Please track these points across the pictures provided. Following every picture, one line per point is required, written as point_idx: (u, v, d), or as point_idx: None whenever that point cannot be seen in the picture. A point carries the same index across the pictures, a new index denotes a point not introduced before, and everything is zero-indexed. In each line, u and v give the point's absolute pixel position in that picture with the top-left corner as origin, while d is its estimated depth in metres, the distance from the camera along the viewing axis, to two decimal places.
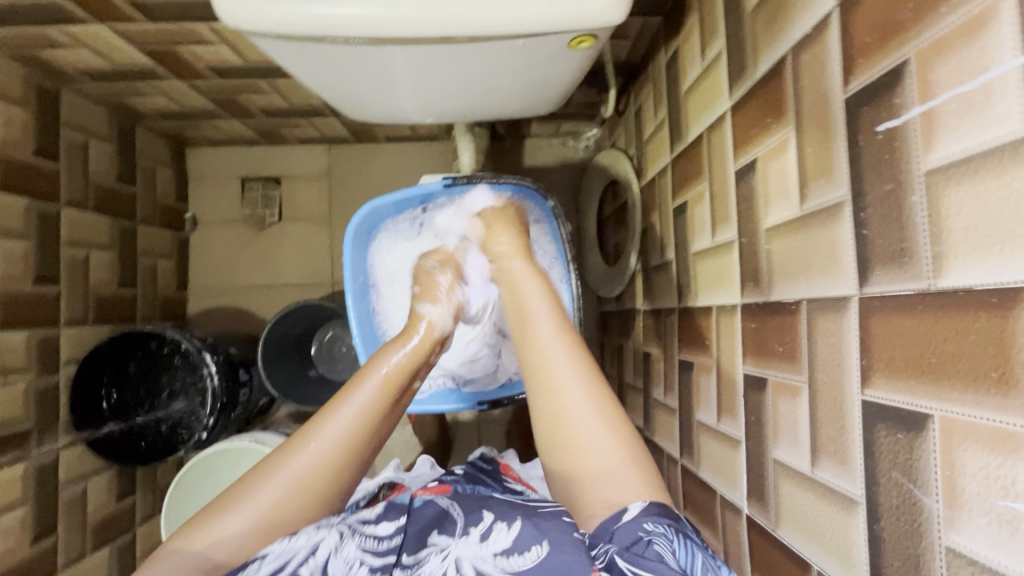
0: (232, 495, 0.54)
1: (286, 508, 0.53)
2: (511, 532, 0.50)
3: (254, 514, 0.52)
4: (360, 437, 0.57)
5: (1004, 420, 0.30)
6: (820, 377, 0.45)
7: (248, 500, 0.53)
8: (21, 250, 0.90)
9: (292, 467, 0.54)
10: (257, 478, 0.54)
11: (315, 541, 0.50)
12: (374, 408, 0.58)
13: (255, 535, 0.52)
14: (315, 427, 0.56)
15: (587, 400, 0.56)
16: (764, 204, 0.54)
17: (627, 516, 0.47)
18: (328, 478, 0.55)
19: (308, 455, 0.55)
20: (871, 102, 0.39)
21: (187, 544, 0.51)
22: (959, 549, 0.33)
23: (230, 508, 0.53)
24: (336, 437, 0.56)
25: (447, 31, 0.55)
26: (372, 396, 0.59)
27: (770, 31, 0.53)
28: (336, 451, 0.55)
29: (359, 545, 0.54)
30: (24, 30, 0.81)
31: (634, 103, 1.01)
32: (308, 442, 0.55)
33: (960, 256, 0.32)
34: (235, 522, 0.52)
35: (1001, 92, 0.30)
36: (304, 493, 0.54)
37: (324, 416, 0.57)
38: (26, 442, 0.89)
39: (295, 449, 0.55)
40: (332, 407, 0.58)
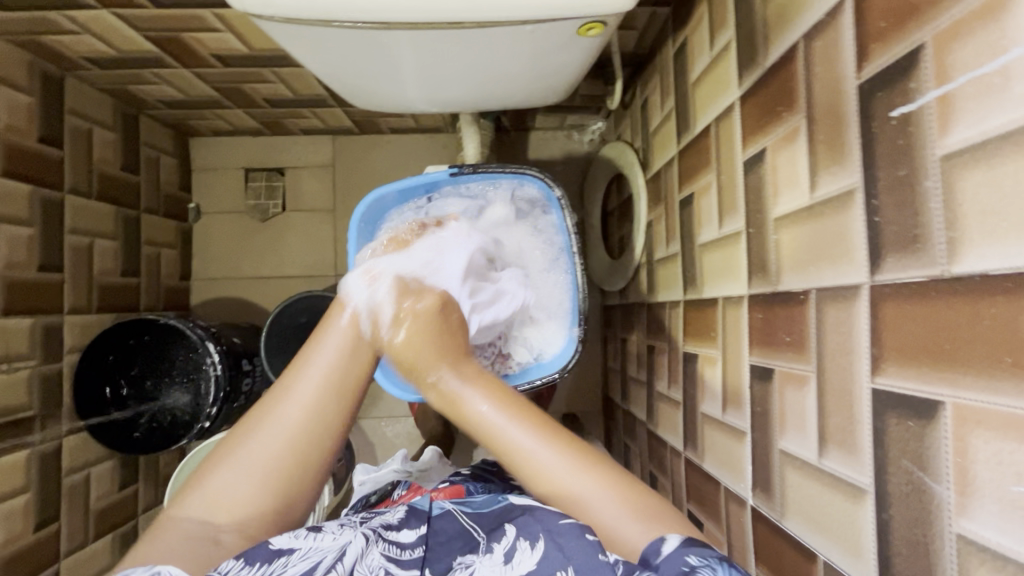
0: (224, 451, 0.51)
1: (282, 451, 0.51)
2: (535, 553, 0.50)
3: (250, 468, 0.50)
4: (346, 384, 0.56)
5: (1019, 406, 0.29)
6: (829, 366, 0.44)
7: (239, 455, 0.50)
8: (26, 237, 0.91)
9: (278, 415, 0.52)
10: (246, 430, 0.52)
11: (342, 545, 0.49)
12: (354, 347, 0.58)
13: (251, 490, 0.49)
14: (295, 375, 0.55)
15: (560, 457, 0.52)
16: (773, 194, 0.54)
17: (667, 549, 0.43)
18: (315, 423, 0.53)
19: (296, 399, 0.53)
20: (885, 87, 0.39)
21: (181, 510, 0.48)
22: (969, 535, 0.32)
23: (223, 463, 0.50)
24: (317, 384, 0.54)
25: (456, 16, 0.55)
26: (344, 346, 0.58)
27: (781, 19, 0.52)
28: (321, 395, 0.54)
29: (382, 552, 0.52)
30: (29, 15, 0.80)
31: (641, 95, 1.00)
32: (295, 388, 0.54)
33: (974, 241, 0.32)
34: (229, 478, 0.49)
35: (1020, 74, 0.29)
36: (295, 439, 0.52)
37: (302, 364, 0.56)
38: (29, 428, 0.90)
39: (282, 395, 0.53)
40: (306, 356, 0.57)
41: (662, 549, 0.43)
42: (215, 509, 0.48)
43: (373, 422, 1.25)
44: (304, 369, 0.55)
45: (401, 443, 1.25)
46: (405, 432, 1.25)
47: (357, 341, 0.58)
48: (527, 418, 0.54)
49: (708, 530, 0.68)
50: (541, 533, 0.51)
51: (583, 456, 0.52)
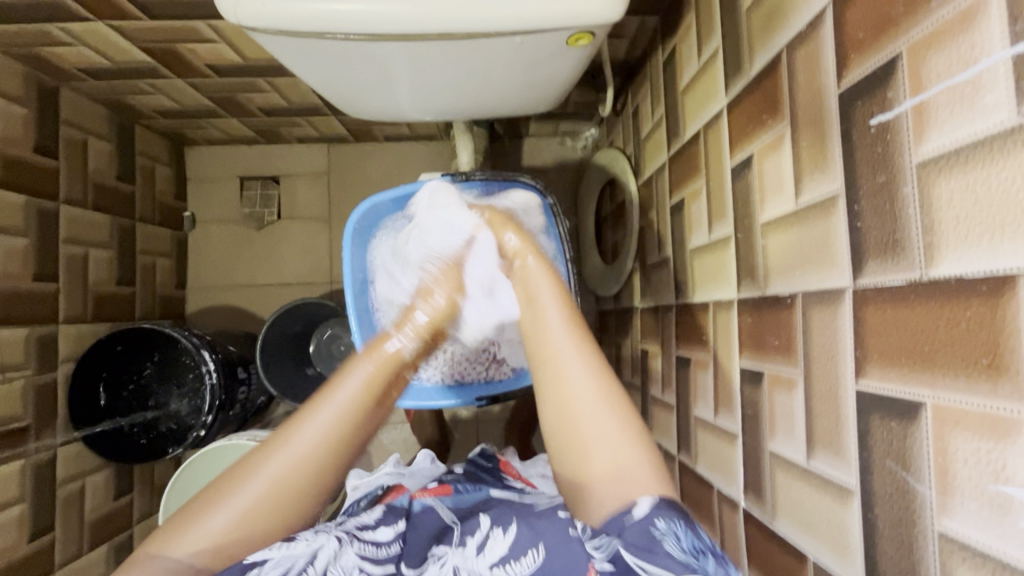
0: (214, 493, 0.53)
1: (267, 507, 0.52)
2: (507, 538, 0.53)
3: (237, 515, 0.51)
4: (345, 436, 0.56)
5: (995, 406, 0.30)
6: (815, 368, 0.45)
7: (229, 498, 0.52)
8: (20, 247, 0.91)
9: (273, 465, 0.53)
10: (239, 475, 0.53)
11: (314, 550, 0.49)
12: (358, 405, 0.57)
13: (235, 535, 0.51)
14: (295, 425, 0.55)
15: (592, 394, 0.53)
16: (760, 199, 0.54)
17: (636, 513, 0.45)
18: (309, 476, 0.54)
19: (291, 452, 0.54)
20: (865, 96, 0.40)
21: (163, 549, 0.50)
22: (951, 534, 0.33)
23: (214, 504, 0.52)
24: (315, 441, 0.55)
25: (446, 27, 0.56)
26: (355, 397, 0.57)
27: (765, 29, 0.54)
28: (319, 451, 0.55)
29: (358, 551, 0.52)
30: (24, 28, 0.81)
31: (632, 102, 1.01)
32: (291, 442, 0.54)
33: (950, 245, 0.33)
34: (215, 521, 0.51)
35: (989, 84, 0.30)
36: (285, 493, 0.53)
37: (306, 415, 0.56)
38: (24, 439, 0.90)
39: (277, 447, 0.54)
40: (308, 411, 0.56)
41: (632, 512, 0.45)
42: (198, 550, 0.50)
43: None
44: (304, 423, 0.55)
45: (397, 450, 1.25)
46: (401, 439, 1.25)
47: (370, 396, 0.58)
48: (597, 381, 0.54)
49: (703, 533, 0.69)
50: (514, 519, 0.55)
51: (630, 429, 0.51)
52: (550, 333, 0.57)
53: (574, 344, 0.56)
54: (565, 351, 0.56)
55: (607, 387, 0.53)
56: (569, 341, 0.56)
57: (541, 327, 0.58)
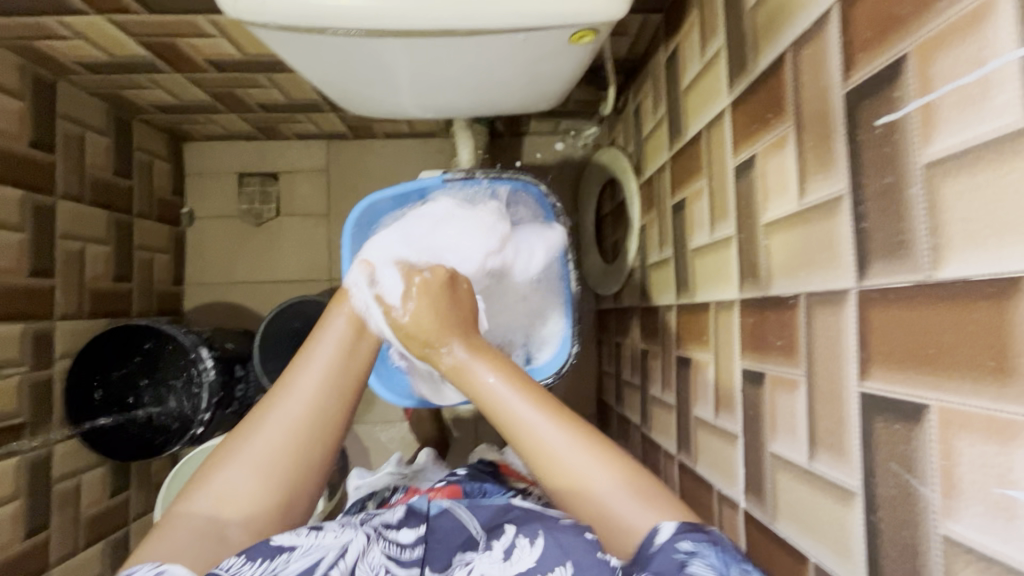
0: (228, 451, 0.52)
1: (282, 450, 0.52)
2: (534, 549, 0.49)
3: (254, 464, 0.51)
4: (342, 377, 0.57)
5: (1001, 409, 0.30)
6: (818, 370, 0.45)
7: (244, 450, 0.52)
8: (16, 242, 0.90)
9: (280, 411, 0.54)
10: (248, 429, 0.53)
11: (342, 544, 0.49)
12: (346, 348, 0.59)
13: (257, 479, 0.51)
14: (294, 374, 0.56)
15: (546, 412, 0.54)
16: (763, 200, 0.54)
17: (661, 538, 0.44)
18: (318, 416, 0.54)
19: (297, 395, 0.54)
20: (870, 97, 0.39)
21: (189, 506, 0.49)
22: (955, 537, 0.33)
23: (232, 457, 0.51)
24: (317, 381, 0.56)
25: (448, 24, 0.55)
26: (337, 348, 0.59)
27: (770, 27, 0.53)
28: (320, 394, 0.55)
29: (383, 550, 0.53)
30: (21, 21, 0.80)
31: (633, 100, 1.01)
32: (296, 385, 0.55)
33: (957, 247, 0.33)
34: (235, 473, 0.51)
35: (999, 84, 0.30)
36: (296, 434, 0.53)
37: (302, 365, 0.57)
38: (19, 435, 0.89)
39: (283, 393, 0.55)
40: (301, 361, 0.57)
41: (656, 537, 0.44)
42: (222, 500, 0.49)
43: (367, 428, 1.25)
44: (303, 368, 0.56)
45: (395, 448, 1.25)
46: (399, 437, 1.25)
47: (355, 339, 0.60)
48: (502, 379, 0.57)
49: None
50: (541, 530, 0.51)
51: (594, 448, 0.52)
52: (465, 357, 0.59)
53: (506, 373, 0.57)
54: (515, 400, 0.55)
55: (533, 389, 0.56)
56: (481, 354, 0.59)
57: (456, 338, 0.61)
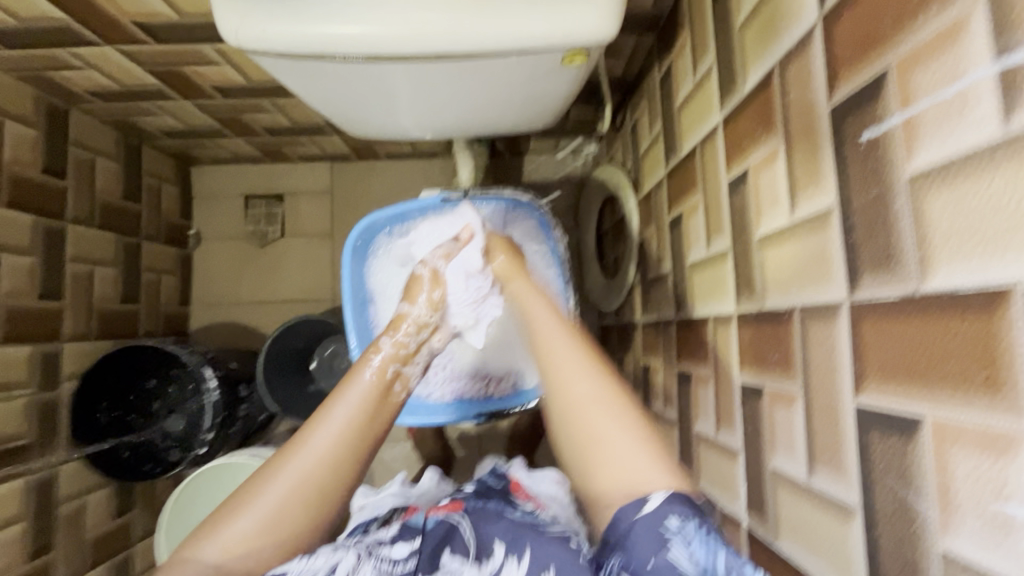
0: (241, 498, 0.53)
1: (292, 505, 0.53)
2: (521, 566, 0.50)
3: (263, 517, 0.52)
4: (357, 440, 0.56)
5: (993, 422, 0.29)
6: (815, 383, 0.45)
7: (255, 501, 0.52)
8: (26, 265, 0.92)
9: (295, 466, 0.54)
10: (260, 479, 0.54)
11: (332, 564, 0.50)
12: (363, 413, 0.58)
13: (261, 536, 0.51)
14: (310, 430, 0.56)
15: (599, 390, 0.56)
16: (756, 214, 0.55)
17: (649, 507, 0.45)
18: (331, 474, 0.54)
19: (311, 451, 0.55)
20: (855, 111, 0.40)
21: (196, 552, 0.50)
22: (953, 554, 0.32)
23: (247, 502, 0.52)
24: (332, 439, 0.55)
25: (443, 48, 0.57)
26: (364, 397, 0.59)
27: (759, 44, 0.54)
28: (335, 453, 0.55)
29: (374, 567, 0.51)
30: (36, 53, 0.83)
31: (630, 118, 1.02)
32: (311, 441, 0.55)
33: (943, 259, 0.33)
34: (241, 526, 0.51)
35: (977, 98, 0.30)
36: (306, 492, 0.53)
37: (318, 419, 0.57)
38: (25, 457, 0.90)
39: (297, 448, 0.55)
40: (322, 414, 0.57)
41: (643, 507, 0.46)
42: (226, 549, 0.50)
43: None
44: (320, 427, 0.56)
45: (398, 467, 1.24)
46: (402, 456, 1.25)
47: (376, 397, 0.59)
48: (599, 385, 0.56)
49: None
50: (527, 545, 0.52)
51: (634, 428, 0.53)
52: (548, 336, 0.61)
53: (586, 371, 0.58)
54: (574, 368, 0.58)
55: (614, 391, 0.56)
56: (568, 348, 0.60)
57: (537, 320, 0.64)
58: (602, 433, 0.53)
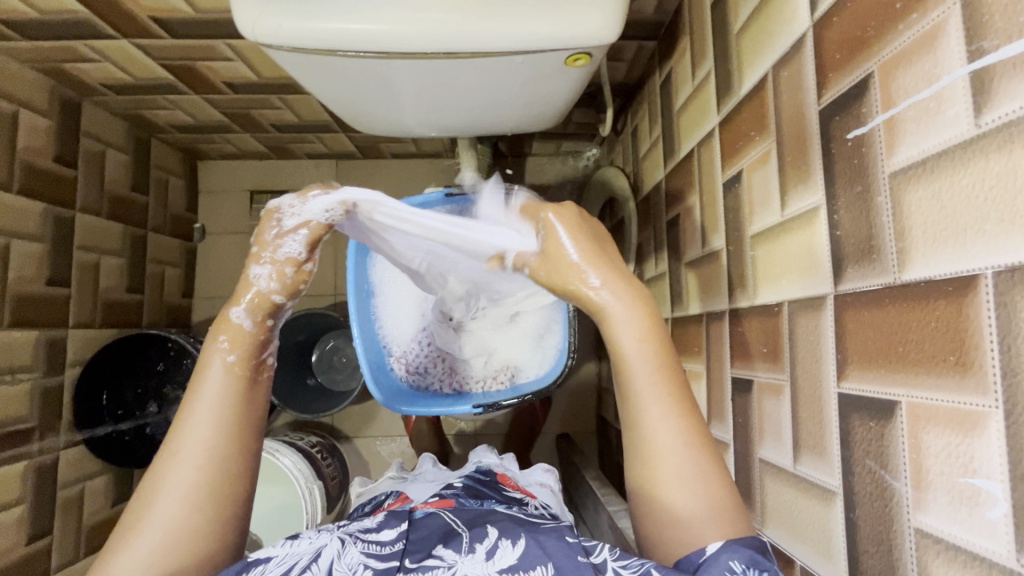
0: (125, 530, 0.44)
1: (185, 519, 0.44)
2: (516, 549, 0.48)
3: (156, 542, 0.43)
4: (234, 433, 0.47)
5: (962, 402, 0.31)
6: (801, 373, 0.46)
7: (146, 525, 0.44)
8: (36, 252, 0.94)
9: (177, 475, 0.45)
10: (140, 508, 0.44)
11: (316, 548, 0.47)
12: (231, 396, 0.48)
13: (163, 563, 0.43)
14: (179, 433, 0.47)
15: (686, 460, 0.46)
16: (749, 212, 0.57)
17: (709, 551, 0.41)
18: (218, 476, 0.46)
19: (184, 459, 0.46)
20: (842, 112, 0.42)
21: None
22: (926, 528, 0.34)
23: (137, 530, 0.43)
24: (206, 434, 0.46)
25: (451, 47, 0.59)
26: (226, 384, 0.48)
27: (753, 51, 0.56)
28: (213, 447, 0.46)
29: (361, 550, 0.49)
30: (53, 45, 0.86)
31: (631, 123, 1.04)
32: (182, 446, 0.46)
33: (920, 250, 0.34)
34: (132, 560, 0.42)
35: (951, 98, 0.32)
36: (198, 502, 0.45)
37: (185, 419, 0.47)
38: (28, 440, 0.91)
39: (170, 457, 0.46)
40: (185, 412, 0.47)
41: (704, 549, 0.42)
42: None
43: (369, 441, 1.26)
44: (187, 427, 0.47)
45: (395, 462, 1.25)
46: (399, 451, 1.26)
47: (245, 381, 0.49)
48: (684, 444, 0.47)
49: None
50: (523, 534, 0.50)
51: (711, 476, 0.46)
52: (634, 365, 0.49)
53: (671, 410, 0.48)
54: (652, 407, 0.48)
55: (690, 431, 0.47)
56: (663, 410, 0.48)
57: (633, 348, 0.49)
58: (667, 472, 0.46)
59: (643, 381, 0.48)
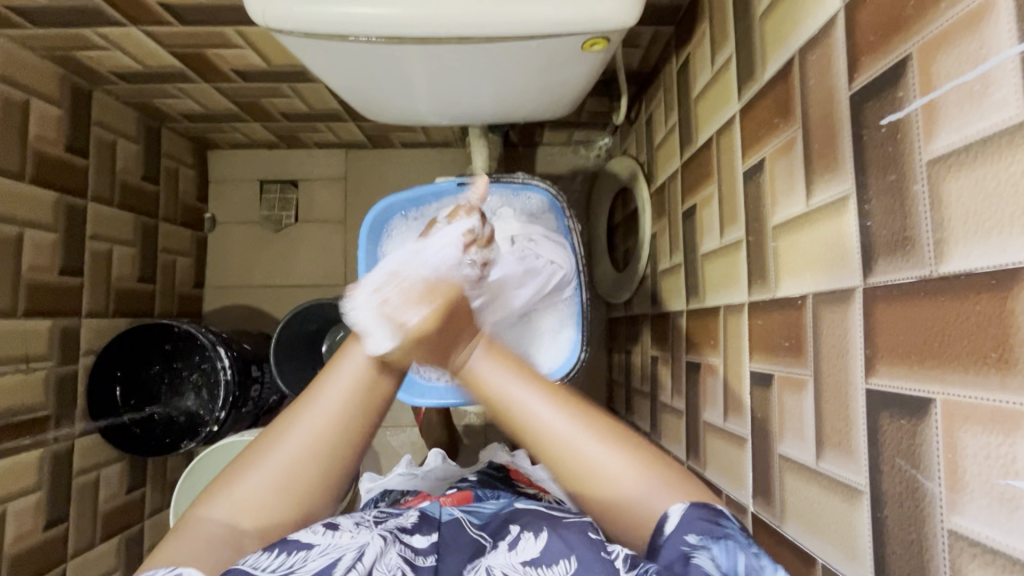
0: (255, 452, 0.47)
1: (303, 467, 0.47)
2: (539, 541, 0.48)
3: (277, 473, 0.46)
4: (365, 403, 0.49)
5: (1004, 400, 0.30)
6: (826, 369, 0.45)
7: (268, 457, 0.47)
8: (49, 241, 0.94)
9: (305, 425, 0.47)
10: (273, 436, 0.48)
11: (359, 545, 0.45)
12: (376, 369, 0.50)
13: (276, 496, 0.46)
14: (320, 383, 0.49)
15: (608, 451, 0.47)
16: (771, 202, 0.55)
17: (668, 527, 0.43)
18: (341, 438, 0.48)
19: (321, 408, 0.48)
20: (876, 97, 0.40)
21: (209, 508, 0.45)
22: (960, 530, 0.33)
23: (263, 455, 0.47)
24: (343, 395, 0.48)
25: (465, 31, 0.57)
26: (372, 358, 0.50)
27: (778, 34, 0.54)
28: (344, 411, 0.48)
29: (399, 552, 0.48)
30: (63, 33, 0.85)
31: (646, 111, 1.02)
32: (321, 397, 0.48)
33: (960, 241, 0.33)
34: (257, 480, 0.46)
35: (999, 80, 0.30)
36: (318, 455, 0.47)
37: (331, 372, 0.50)
38: (44, 428, 0.92)
39: (308, 403, 0.48)
40: (333, 369, 0.50)
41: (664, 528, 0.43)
42: (242, 512, 0.45)
43: (379, 431, 1.26)
44: (329, 381, 0.49)
45: (405, 452, 1.26)
46: (409, 442, 1.26)
47: (388, 363, 0.50)
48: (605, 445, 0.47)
49: None
50: (545, 525, 0.50)
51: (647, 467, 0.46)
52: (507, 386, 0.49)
53: (562, 401, 0.49)
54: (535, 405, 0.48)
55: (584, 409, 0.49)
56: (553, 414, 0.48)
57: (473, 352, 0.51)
58: (604, 485, 0.46)
59: (515, 388, 0.49)
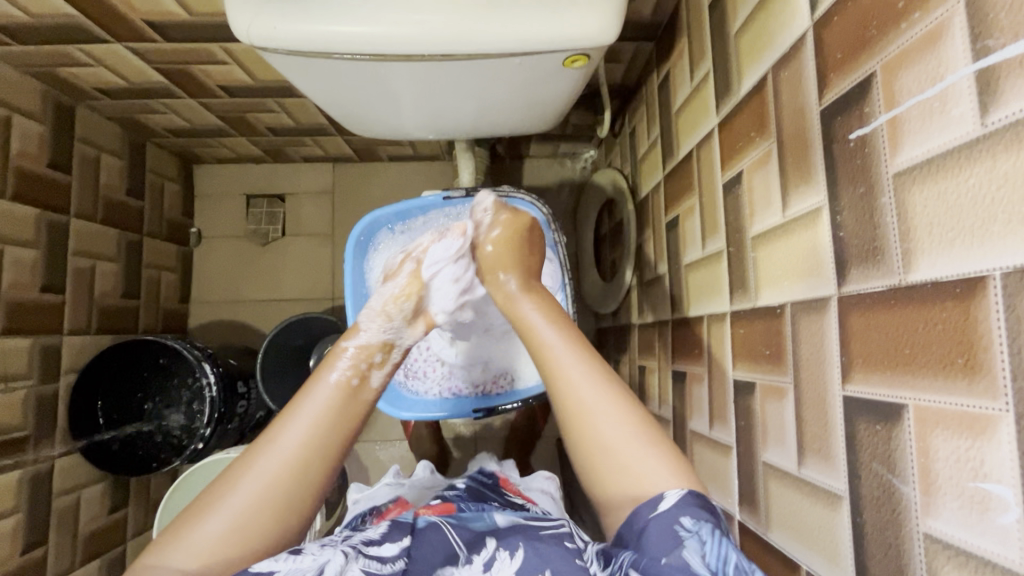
0: (208, 498, 0.47)
1: (259, 510, 0.47)
2: (513, 561, 0.48)
3: (232, 517, 0.46)
4: (324, 442, 0.51)
5: (971, 405, 0.31)
6: (805, 377, 0.46)
7: (223, 501, 0.47)
8: (30, 258, 0.93)
9: (268, 459, 0.48)
10: (227, 481, 0.48)
11: (321, 564, 0.45)
12: (335, 408, 0.52)
13: (232, 541, 0.45)
14: (279, 425, 0.50)
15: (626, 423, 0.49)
16: (750, 213, 0.56)
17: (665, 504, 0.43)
18: (297, 477, 0.49)
19: (279, 450, 0.49)
20: (844, 112, 0.42)
21: (161, 559, 0.44)
22: (935, 533, 0.34)
23: (216, 503, 0.47)
24: (302, 434, 0.50)
25: (448, 49, 0.58)
26: (328, 399, 0.52)
27: (752, 51, 0.56)
28: (304, 449, 0.49)
29: (363, 566, 0.47)
30: (45, 50, 0.85)
31: (629, 124, 1.04)
32: (279, 439, 0.50)
33: (926, 251, 0.34)
34: (211, 526, 0.46)
35: (956, 98, 0.32)
36: (275, 495, 0.48)
37: (289, 413, 0.51)
38: (23, 448, 0.90)
39: (265, 445, 0.49)
40: (297, 404, 0.52)
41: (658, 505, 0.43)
42: (200, 553, 0.45)
43: (368, 445, 1.25)
44: (288, 422, 0.51)
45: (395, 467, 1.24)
46: (399, 456, 1.25)
47: (345, 396, 0.53)
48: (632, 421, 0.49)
49: None
50: (520, 543, 0.50)
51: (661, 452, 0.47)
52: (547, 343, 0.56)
53: (602, 384, 0.52)
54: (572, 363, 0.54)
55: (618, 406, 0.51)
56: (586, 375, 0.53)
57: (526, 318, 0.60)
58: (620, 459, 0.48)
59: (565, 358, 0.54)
